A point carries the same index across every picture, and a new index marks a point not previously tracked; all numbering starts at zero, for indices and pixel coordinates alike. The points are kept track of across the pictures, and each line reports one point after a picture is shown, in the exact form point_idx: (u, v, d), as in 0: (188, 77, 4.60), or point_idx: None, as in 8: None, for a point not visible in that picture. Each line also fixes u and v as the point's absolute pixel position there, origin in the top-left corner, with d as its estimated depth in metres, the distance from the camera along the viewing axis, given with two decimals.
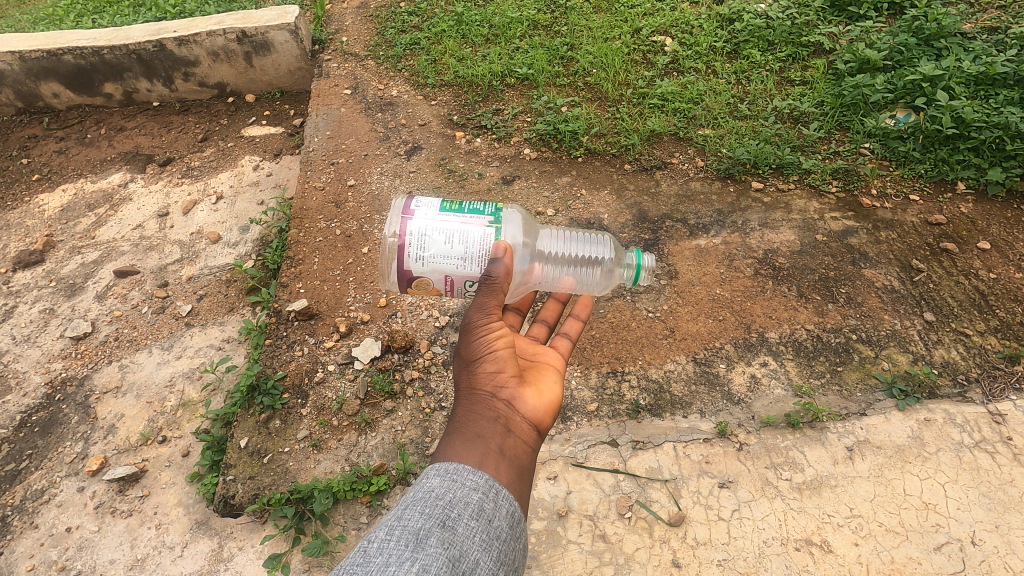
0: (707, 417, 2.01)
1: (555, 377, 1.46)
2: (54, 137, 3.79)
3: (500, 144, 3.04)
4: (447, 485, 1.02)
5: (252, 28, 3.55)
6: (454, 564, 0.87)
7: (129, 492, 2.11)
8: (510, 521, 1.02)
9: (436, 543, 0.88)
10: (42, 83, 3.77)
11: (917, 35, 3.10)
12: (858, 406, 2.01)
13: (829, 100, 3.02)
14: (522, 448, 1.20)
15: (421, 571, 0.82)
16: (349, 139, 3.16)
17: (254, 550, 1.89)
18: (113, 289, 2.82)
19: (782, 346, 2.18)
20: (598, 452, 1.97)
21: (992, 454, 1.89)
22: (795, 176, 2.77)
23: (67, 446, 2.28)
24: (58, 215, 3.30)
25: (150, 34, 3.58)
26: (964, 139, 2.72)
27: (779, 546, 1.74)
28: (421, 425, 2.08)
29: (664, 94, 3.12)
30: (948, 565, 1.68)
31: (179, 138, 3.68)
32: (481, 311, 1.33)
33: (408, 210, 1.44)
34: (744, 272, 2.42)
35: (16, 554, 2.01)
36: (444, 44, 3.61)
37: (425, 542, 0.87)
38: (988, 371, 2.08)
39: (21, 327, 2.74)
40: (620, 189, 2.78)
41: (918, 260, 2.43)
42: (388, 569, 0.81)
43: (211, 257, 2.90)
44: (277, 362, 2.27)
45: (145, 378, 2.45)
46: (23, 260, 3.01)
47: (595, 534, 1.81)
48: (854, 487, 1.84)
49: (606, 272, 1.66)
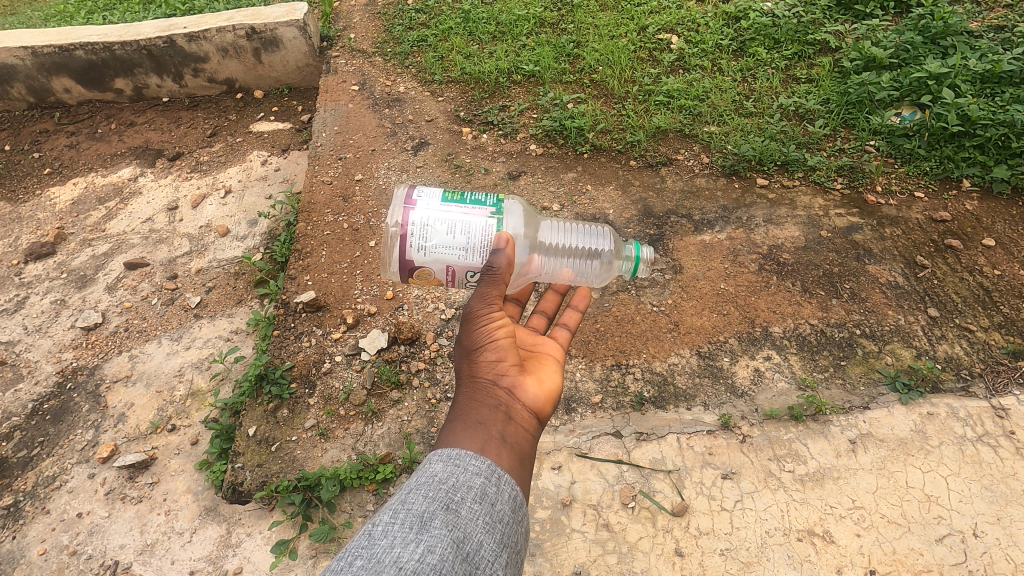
0: (710, 409, 2.03)
1: (555, 366, 1.47)
2: (65, 131, 3.83)
3: (506, 140, 3.06)
4: (451, 469, 1.03)
5: (262, 25, 3.59)
6: (459, 546, 0.88)
7: (138, 479, 2.14)
8: (513, 505, 1.04)
9: (440, 525, 0.90)
10: (53, 78, 3.81)
11: (923, 34, 3.10)
12: (861, 400, 2.02)
13: (835, 98, 3.03)
14: (523, 435, 1.22)
15: (426, 553, 0.84)
16: (356, 134, 3.19)
17: (262, 537, 1.92)
18: (124, 281, 2.86)
19: (786, 341, 2.19)
20: (602, 442, 1.99)
21: (995, 448, 1.90)
22: (800, 173, 2.78)
23: (78, 433, 2.32)
24: (69, 208, 3.34)
25: (160, 30, 3.62)
26: (970, 137, 2.73)
27: (782, 536, 1.75)
28: (427, 415, 2.10)
29: (670, 91, 3.13)
30: (949, 556, 1.70)
31: (188, 133, 3.71)
32: (482, 301, 1.36)
33: (410, 200, 1.46)
34: (748, 267, 2.43)
35: (28, 538, 2.05)
36: (451, 41, 3.63)
37: (429, 524, 0.89)
38: (992, 366, 2.09)
39: (33, 318, 2.78)
40: (625, 185, 2.80)
41: (923, 256, 2.44)
42: (394, 551, 0.83)
43: (220, 250, 2.93)
44: (285, 352, 2.30)
45: (155, 368, 2.49)
46: (35, 252, 3.05)
47: (599, 523, 1.83)
48: (856, 479, 1.85)
49: (605, 264, 1.69)
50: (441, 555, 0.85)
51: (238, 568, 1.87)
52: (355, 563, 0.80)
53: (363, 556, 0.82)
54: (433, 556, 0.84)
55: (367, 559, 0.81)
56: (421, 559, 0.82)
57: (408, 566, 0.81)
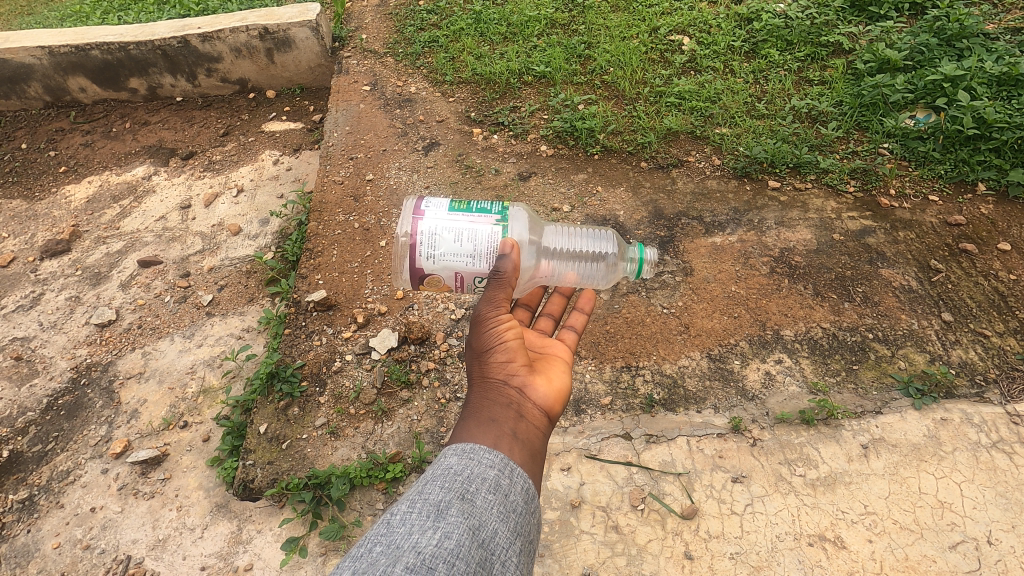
0: (720, 412, 2.02)
1: (564, 366, 1.47)
2: (80, 130, 3.88)
3: (517, 140, 3.07)
4: (466, 462, 1.03)
5: (275, 25, 3.61)
6: (475, 533, 0.89)
7: (150, 475, 2.16)
8: (526, 497, 1.03)
9: (456, 513, 0.90)
10: (69, 77, 3.86)
11: (938, 35, 3.07)
12: (874, 405, 2.01)
13: (848, 100, 3.01)
14: (534, 432, 1.22)
15: (442, 538, 0.85)
16: (368, 135, 3.21)
17: (272, 534, 1.93)
18: (137, 279, 2.89)
19: (798, 344, 2.18)
20: (611, 444, 1.98)
21: (1010, 454, 1.88)
22: (812, 176, 2.75)
23: (91, 429, 2.35)
24: (84, 206, 3.38)
25: (174, 30, 3.66)
26: (986, 139, 2.71)
27: (793, 541, 1.74)
28: (436, 415, 2.11)
29: (681, 93, 3.12)
30: (963, 564, 1.68)
31: (201, 132, 3.75)
32: (491, 304, 1.38)
33: (419, 210, 1.47)
34: (759, 270, 2.42)
35: (42, 532, 2.07)
36: (462, 42, 3.64)
37: (446, 512, 0.90)
38: (1008, 372, 2.06)
39: (48, 314, 2.81)
40: (636, 186, 2.80)
41: (937, 260, 2.42)
42: (412, 537, 0.84)
43: (233, 249, 2.95)
44: (295, 351, 2.31)
45: (167, 364, 2.51)
46: (50, 249, 3.09)
47: (608, 525, 1.82)
48: (868, 484, 1.84)
49: (610, 266, 1.67)
50: (458, 540, 0.85)
51: (249, 565, 1.88)
52: (374, 549, 0.81)
53: (382, 542, 0.83)
54: (451, 541, 0.85)
55: (386, 545, 0.82)
56: (438, 544, 0.83)
57: (427, 551, 0.82)
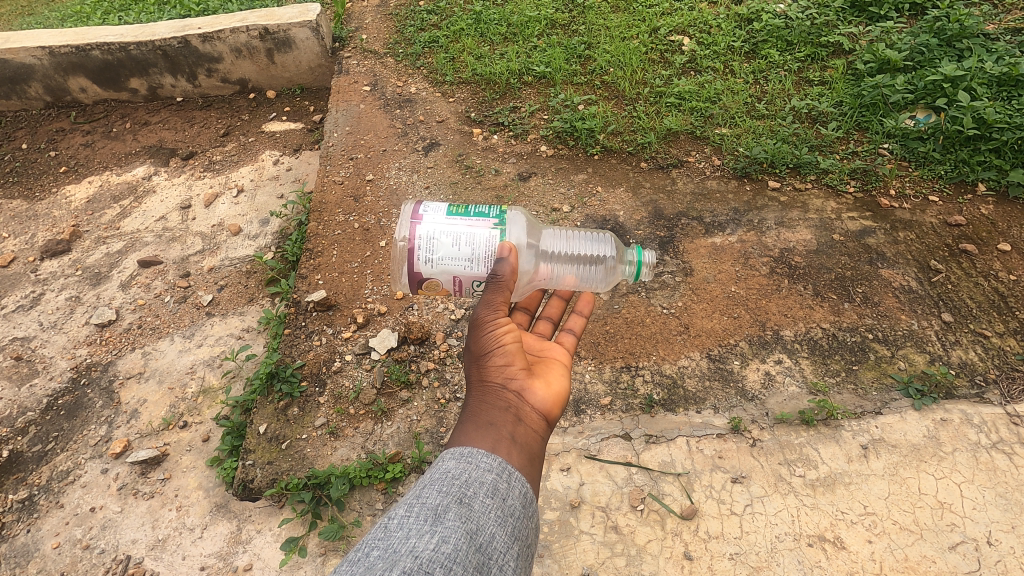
0: (720, 412, 2.02)
1: (563, 369, 1.47)
2: (81, 130, 3.88)
3: (517, 140, 3.07)
4: (464, 466, 1.03)
5: (275, 25, 3.61)
6: (472, 537, 0.89)
7: (150, 475, 2.16)
8: (524, 501, 1.03)
9: (454, 517, 0.90)
10: (70, 78, 3.87)
11: (939, 36, 3.07)
12: (874, 405, 2.01)
13: (848, 100, 3.01)
14: (533, 436, 1.22)
15: (440, 543, 0.85)
16: (368, 135, 3.21)
17: (272, 534, 1.93)
18: (137, 279, 2.89)
19: (798, 344, 2.18)
20: (611, 445, 1.98)
21: (1010, 455, 1.88)
22: (812, 176, 2.75)
23: (91, 429, 2.35)
24: (84, 206, 3.38)
25: (175, 30, 3.66)
26: (986, 140, 2.70)
27: (793, 541, 1.74)
28: (436, 415, 2.11)
29: (681, 93, 3.12)
30: (963, 564, 1.68)
31: (202, 132, 3.75)
32: (489, 308, 1.37)
33: (417, 215, 1.47)
34: (759, 271, 2.42)
35: (42, 532, 2.08)
36: (462, 42, 3.64)
37: (443, 516, 0.90)
38: (1008, 372, 2.06)
39: (49, 314, 2.81)
40: (636, 187, 2.80)
41: (937, 260, 2.42)
42: (410, 541, 0.84)
43: (233, 249, 2.95)
44: (295, 351, 2.31)
45: (167, 364, 2.51)
46: (50, 249, 3.09)
47: (607, 525, 1.82)
48: (868, 485, 1.83)
49: (609, 269, 1.67)
50: (456, 544, 0.85)
51: (249, 565, 1.88)
52: (372, 553, 0.81)
53: (379, 546, 0.83)
54: (448, 545, 0.85)
55: (383, 549, 0.82)
56: (436, 549, 0.83)
57: (424, 555, 0.82)
